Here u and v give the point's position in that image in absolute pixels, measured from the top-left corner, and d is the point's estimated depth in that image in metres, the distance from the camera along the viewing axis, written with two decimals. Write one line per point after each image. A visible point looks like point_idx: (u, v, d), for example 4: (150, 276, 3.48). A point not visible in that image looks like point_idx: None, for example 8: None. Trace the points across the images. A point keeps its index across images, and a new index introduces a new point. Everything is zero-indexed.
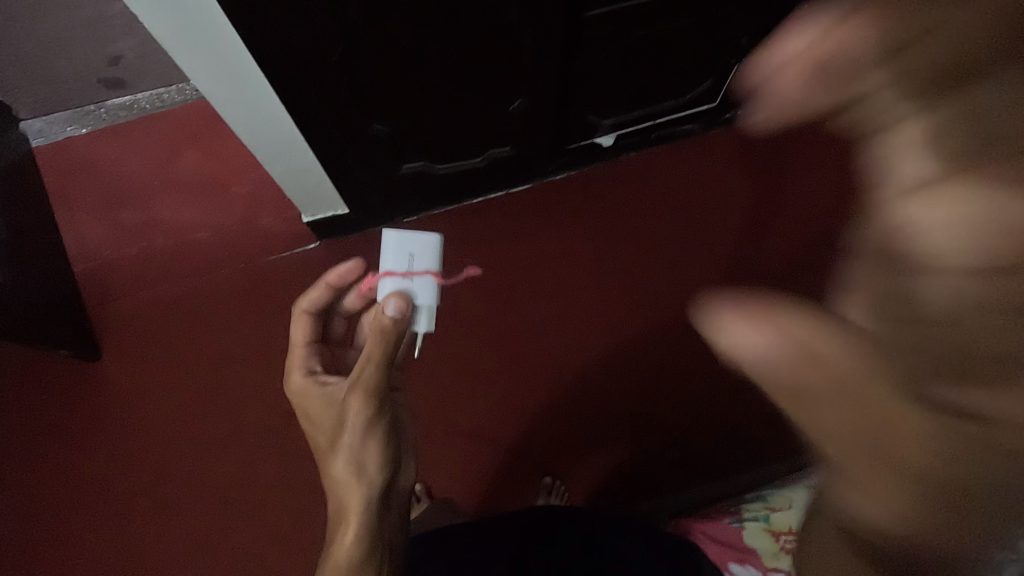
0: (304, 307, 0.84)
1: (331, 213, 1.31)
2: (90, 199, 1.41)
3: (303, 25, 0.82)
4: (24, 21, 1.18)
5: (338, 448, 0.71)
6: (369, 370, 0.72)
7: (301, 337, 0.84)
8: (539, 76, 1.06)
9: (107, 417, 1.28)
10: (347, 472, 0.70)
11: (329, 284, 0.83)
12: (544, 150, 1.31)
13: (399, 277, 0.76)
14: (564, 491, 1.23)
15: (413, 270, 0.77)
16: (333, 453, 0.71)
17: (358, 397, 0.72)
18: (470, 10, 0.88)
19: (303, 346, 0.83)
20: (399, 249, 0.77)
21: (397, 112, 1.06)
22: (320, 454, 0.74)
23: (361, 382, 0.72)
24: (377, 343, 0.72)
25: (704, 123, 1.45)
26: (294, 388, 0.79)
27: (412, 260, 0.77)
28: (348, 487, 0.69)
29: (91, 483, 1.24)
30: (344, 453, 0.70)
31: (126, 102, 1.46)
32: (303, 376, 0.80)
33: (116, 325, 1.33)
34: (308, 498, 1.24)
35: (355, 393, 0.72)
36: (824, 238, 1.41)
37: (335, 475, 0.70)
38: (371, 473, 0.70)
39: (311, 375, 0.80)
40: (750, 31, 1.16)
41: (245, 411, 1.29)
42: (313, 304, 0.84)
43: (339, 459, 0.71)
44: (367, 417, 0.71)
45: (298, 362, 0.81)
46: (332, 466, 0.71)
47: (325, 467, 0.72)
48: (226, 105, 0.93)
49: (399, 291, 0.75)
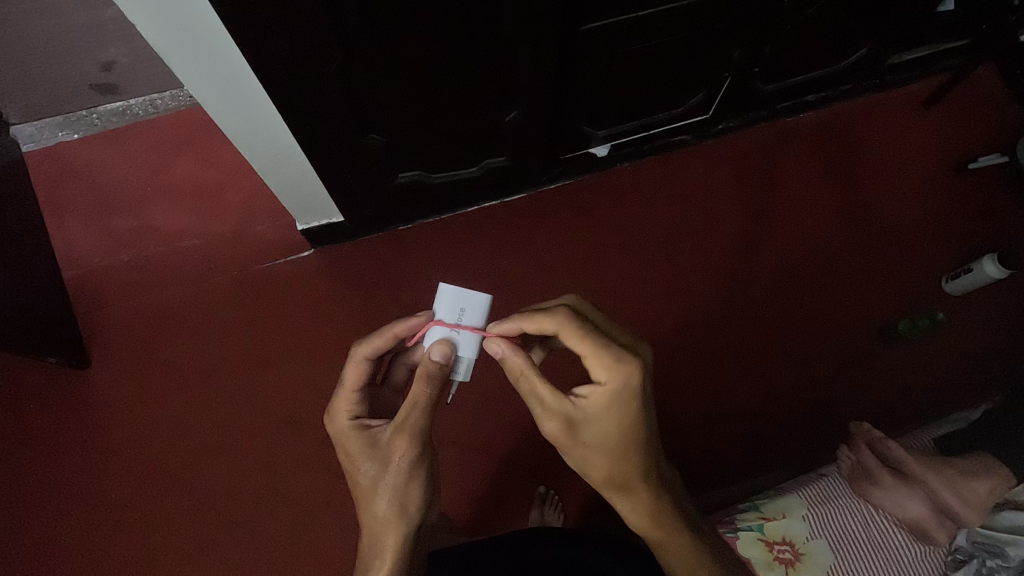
0: (367, 353, 0.72)
1: (325, 221, 1.31)
2: (81, 204, 1.40)
3: (301, 33, 0.82)
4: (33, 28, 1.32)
5: (380, 489, 0.71)
6: (414, 415, 0.70)
7: (355, 381, 0.73)
8: (534, 88, 1.07)
9: (96, 425, 1.26)
10: (390, 511, 0.71)
11: (397, 334, 0.72)
12: (539, 160, 1.32)
13: (448, 327, 0.73)
14: (558, 501, 1.23)
15: (461, 324, 0.73)
16: (374, 495, 0.71)
17: (403, 441, 0.71)
18: (466, 23, 0.89)
19: (354, 391, 0.74)
20: (450, 302, 0.73)
21: (394, 123, 1.07)
22: (358, 493, 0.73)
23: (406, 426, 0.70)
24: (422, 390, 0.69)
25: (696, 133, 1.47)
26: (336, 431, 0.73)
27: (462, 315, 0.73)
28: (388, 526, 0.71)
29: (78, 493, 1.22)
30: (386, 493, 0.71)
31: (119, 108, 1.45)
32: (349, 420, 0.73)
33: (106, 331, 1.31)
34: (301, 507, 1.23)
35: (401, 436, 0.71)
36: (815, 248, 1.43)
37: (377, 514, 0.71)
38: (410, 514, 0.72)
39: (357, 417, 0.74)
40: (743, 45, 1.18)
41: (237, 419, 1.28)
42: (377, 351, 0.72)
43: (382, 500, 0.71)
44: (413, 460, 0.71)
45: (344, 402, 0.74)
46: (374, 505, 0.71)
47: (364, 505, 0.72)
48: (223, 111, 0.92)
49: (446, 342, 0.71)
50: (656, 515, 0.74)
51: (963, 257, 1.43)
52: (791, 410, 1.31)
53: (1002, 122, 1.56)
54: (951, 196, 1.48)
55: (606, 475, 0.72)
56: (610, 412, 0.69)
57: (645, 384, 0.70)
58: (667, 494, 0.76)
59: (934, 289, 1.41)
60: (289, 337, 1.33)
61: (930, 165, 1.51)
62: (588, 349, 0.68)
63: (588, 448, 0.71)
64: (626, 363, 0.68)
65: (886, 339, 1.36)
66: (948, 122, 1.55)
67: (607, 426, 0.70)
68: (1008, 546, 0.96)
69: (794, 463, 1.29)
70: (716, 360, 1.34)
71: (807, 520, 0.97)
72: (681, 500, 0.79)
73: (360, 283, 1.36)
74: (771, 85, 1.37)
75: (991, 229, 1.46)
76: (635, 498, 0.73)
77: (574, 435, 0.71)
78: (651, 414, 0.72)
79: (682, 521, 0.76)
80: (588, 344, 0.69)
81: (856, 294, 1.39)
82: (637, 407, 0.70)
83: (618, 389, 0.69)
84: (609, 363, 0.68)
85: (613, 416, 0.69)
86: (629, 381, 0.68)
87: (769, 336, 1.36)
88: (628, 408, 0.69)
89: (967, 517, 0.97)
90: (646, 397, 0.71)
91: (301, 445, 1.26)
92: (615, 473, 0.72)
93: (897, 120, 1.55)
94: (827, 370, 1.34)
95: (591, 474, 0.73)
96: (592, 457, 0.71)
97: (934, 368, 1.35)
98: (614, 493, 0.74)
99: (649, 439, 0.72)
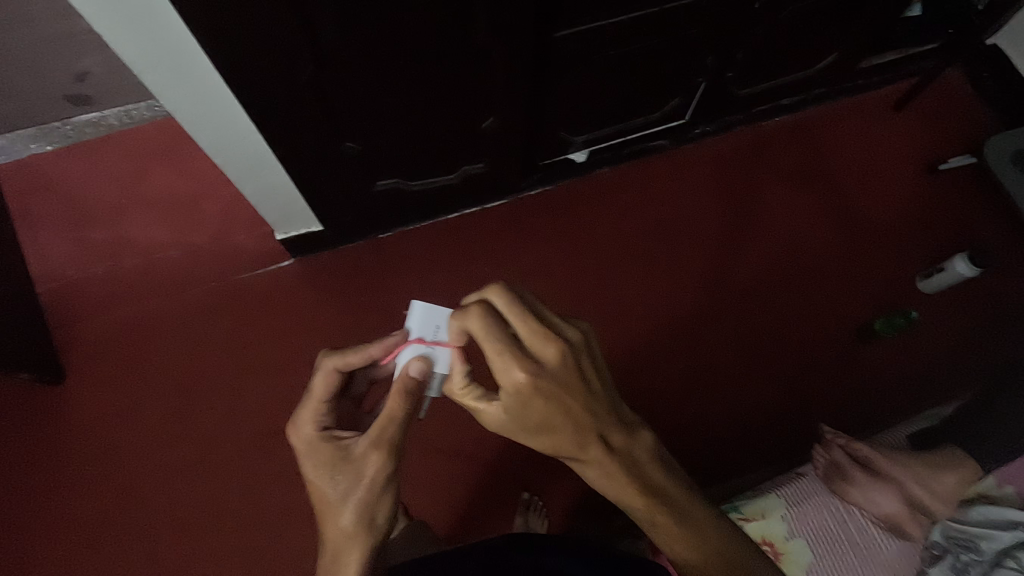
0: (336, 364, 0.72)
1: (304, 230, 1.31)
2: (56, 217, 1.38)
3: (272, 44, 0.82)
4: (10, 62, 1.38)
5: (349, 504, 0.69)
6: (390, 429, 0.70)
7: (324, 392, 0.73)
8: (510, 97, 1.08)
9: (72, 443, 1.24)
10: (358, 524, 0.69)
11: (374, 354, 0.72)
12: (517, 167, 1.33)
13: (424, 344, 0.73)
14: (542, 507, 1.22)
15: (438, 340, 0.73)
16: (341, 509, 0.69)
17: (379, 454, 0.70)
18: (439, 32, 0.90)
19: (322, 402, 0.73)
20: (425, 318, 0.74)
21: (369, 130, 1.07)
22: (321, 507, 0.71)
23: (382, 440, 0.70)
24: (399, 405, 0.70)
25: (673, 138, 1.49)
26: (305, 443, 0.72)
27: (438, 332, 0.74)
28: (355, 540, 0.69)
29: (54, 512, 1.20)
30: (354, 507, 0.69)
31: (93, 119, 1.45)
32: (317, 430, 0.73)
33: (82, 346, 1.29)
34: (282, 520, 1.22)
35: (375, 450, 0.70)
36: (792, 248, 1.45)
37: (343, 528, 0.69)
38: (377, 527, 0.71)
39: (325, 429, 0.73)
40: (715, 52, 1.20)
41: (217, 432, 1.26)
42: (347, 364, 0.72)
43: (350, 515, 0.69)
44: (386, 474, 0.71)
45: (311, 412, 0.73)
46: (340, 520, 0.69)
47: (328, 519, 0.70)
48: (194, 121, 0.92)
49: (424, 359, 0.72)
50: (607, 484, 0.67)
51: (937, 257, 1.46)
52: (771, 410, 1.32)
53: (970, 123, 1.60)
54: (923, 197, 1.51)
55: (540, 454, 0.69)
56: (519, 414, 0.64)
57: (546, 387, 0.62)
58: (623, 466, 0.67)
59: (908, 288, 1.43)
60: (269, 347, 1.32)
61: (903, 167, 1.54)
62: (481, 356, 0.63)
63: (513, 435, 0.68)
64: (513, 370, 0.61)
65: (863, 338, 1.38)
66: (919, 125, 1.59)
67: (522, 426, 0.65)
68: (982, 538, 0.95)
69: (776, 464, 1.30)
70: (697, 362, 1.35)
71: (787, 520, 0.98)
72: (649, 469, 0.69)
73: (341, 290, 1.36)
74: (745, 90, 1.39)
75: (962, 229, 1.49)
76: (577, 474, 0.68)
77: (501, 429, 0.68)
78: (568, 415, 0.63)
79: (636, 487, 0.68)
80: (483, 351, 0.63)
81: (833, 294, 1.41)
82: (545, 408, 0.62)
83: (514, 395, 0.63)
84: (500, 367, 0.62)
85: (523, 419, 0.64)
86: (523, 387, 0.62)
87: (749, 338, 1.37)
88: (539, 409, 0.63)
89: (937, 509, 0.99)
90: (559, 401, 0.62)
91: (282, 458, 1.25)
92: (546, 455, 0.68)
93: (869, 123, 1.58)
94: (806, 369, 1.36)
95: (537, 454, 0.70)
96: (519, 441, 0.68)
97: (911, 367, 1.37)
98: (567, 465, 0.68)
99: (575, 433, 0.64)
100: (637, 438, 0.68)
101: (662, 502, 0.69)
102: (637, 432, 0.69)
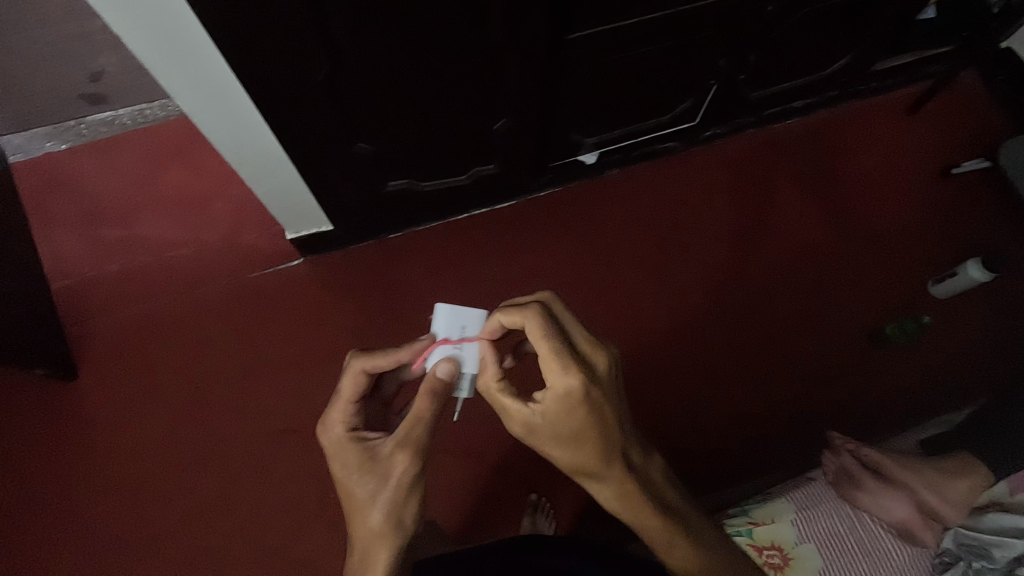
0: (364, 366, 0.73)
1: (315, 230, 1.32)
2: (70, 215, 1.39)
3: (288, 45, 0.83)
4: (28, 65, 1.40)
5: (377, 503, 0.70)
6: (417, 429, 0.72)
7: (352, 394, 0.73)
8: (522, 98, 1.09)
9: (84, 439, 1.25)
10: (386, 524, 0.71)
11: (403, 358, 0.73)
12: (528, 169, 1.33)
13: (451, 345, 0.75)
14: (550, 509, 1.22)
15: (465, 340, 0.75)
16: (369, 508, 0.70)
17: (406, 454, 0.71)
18: (453, 33, 0.91)
19: (351, 403, 0.74)
20: (450, 320, 0.76)
21: (382, 131, 1.07)
22: (349, 506, 0.72)
23: (409, 440, 0.72)
24: (427, 404, 0.72)
25: (684, 141, 1.49)
26: (334, 443, 0.73)
27: (463, 332, 0.76)
28: (383, 539, 0.71)
29: (66, 508, 1.21)
30: (383, 506, 0.71)
31: (107, 118, 1.47)
32: (345, 431, 0.73)
33: (94, 344, 1.31)
34: (291, 517, 1.22)
35: (403, 450, 0.71)
36: (803, 251, 1.44)
37: (371, 528, 0.71)
38: (405, 527, 0.72)
39: (353, 429, 0.74)
40: (728, 54, 1.20)
41: (227, 430, 1.27)
42: (375, 365, 0.73)
43: (378, 514, 0.70)
44: (414, 475, 0.72)
45: (340, 413, 0.74)
46: (369, 518, 0.71)
47: (357, 517, 0.71)
48: (208, 122, 0.92)
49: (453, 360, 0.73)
50: (630, 499, 0.72)
51: (950, 261, 1.45)
52: (781, 414, 1.32)
53: (984, 127, 1.58)
54: (936, 200, 1.50)
55: (567, 464, 0.71)
56: (561, 418, 0.67)
57: (596, 393, 0.67)
58: (642, 484, 0.73)
59: (921, 292, 1.42)
60: (280, 345, 1.33)
61: (916, 171, 1.53)
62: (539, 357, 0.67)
63: (547, 444, 0.70)
64: (572, 373, 0.65)
65: (875, 342, 1.37)
66: (932, 129, 1.58)
67: (560, 430, 0.68)
68: (994, 547, 0.94)
69: (785, 469, 1.29)
70: (707, 365, 1.34)
71: (795, 524, 0.98)
72: (661, 489, 0.76)
73: (351, 290, 1.37)
74: (757, 92, 1.38)
75: (976, 233, 1.48)
76: (601, 487, 0.72)
77: (530, 435, 0.70)
78: (608, 423, 0.68)
79: (656, 505, 0.73)
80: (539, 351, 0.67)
81: (845, 298, 1.41)
82: (591, 413, 0.67)
83: (565, 399, 0.66)
84: (559, 369, 0.66)
85: (563, 424, 0.67)
86: (575, 392, 0.65)
87: (759, 342, 1.37)
88: (584, 415, 0.67)
89: (947, 514, 0.98)
90: (603, 409, 0.67)
91: (291, 456, 1.26)
92: (575, 465, 0.70)
93: (881, 126, 1.57)
94: (816, 373, 1.35)
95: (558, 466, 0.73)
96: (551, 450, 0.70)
97: (923, 372, 1.36)
98: (588, 478, 0.72)
99: (611, 442, 0.69)
100: (649, 459, 0.76)
101: (677, 520, 0.74)
102: (649, 453, 0.77)
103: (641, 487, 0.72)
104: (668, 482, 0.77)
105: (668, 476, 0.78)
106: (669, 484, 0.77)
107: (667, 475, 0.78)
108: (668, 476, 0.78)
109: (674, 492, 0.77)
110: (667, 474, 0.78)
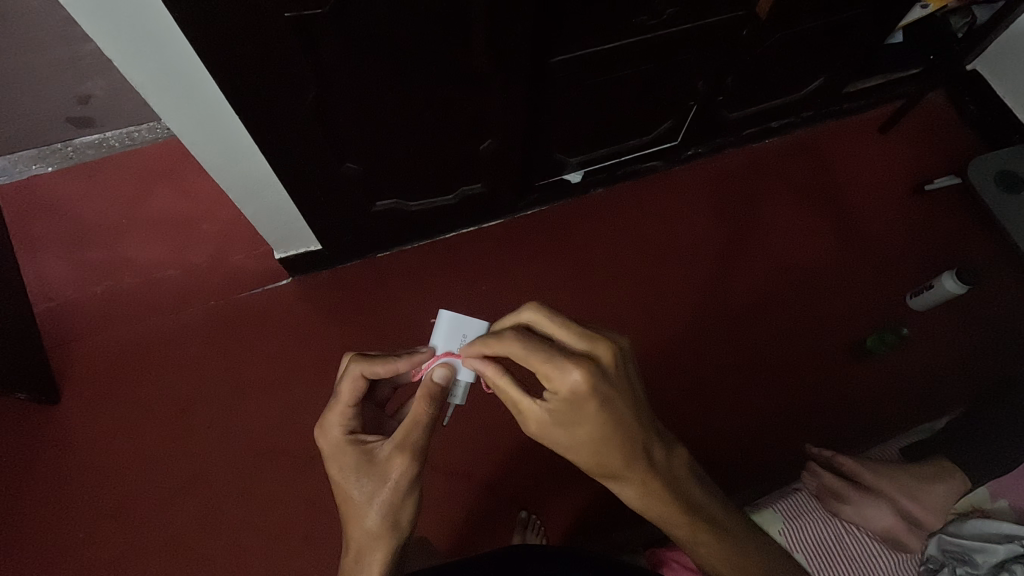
0: (362, 370, 0.71)
1: (303, 250, 1.32)
2: (56, 237, 1.39)
3: (279, 67, 0.85)
4: (19, 93, 1.47)
5: (375, 505, 0.70)
6: (414, 432, 0.70)
7: (350, 398, 0.72)
8: (508, 118, 1.12)
9: (64, 464, 1.23)
10: (382, 525, 0.70)
11: (401, 369, 0.73)
12: (513, 188, 1.36)
13: (455, 356, 0.76)
14: (540, 526, 1.21)
15: None
16: (367, 509, 0.70)
17: (403, 458, 0.70)
18: (440, 56, 0.93)
19: (349, 406, 0.73)
20: (451, 330, 0.76)
21: (371, 151, 1.09)
22: (346, 507, 0.72)
23: (407, 444, 0.70)
24: (424, 409, 0.70)
25: (666, 160, 1.53)
26: (333, 446, 0.73)
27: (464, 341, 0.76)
28: (380, 539, 0.70)
29: (43, 535, 1.18)
30: (381, 508, 0.70)
31: (95, 141, 1.48)
32: (344, 434, 0.73)
33: (77, 367, 1.29)
34: (278, 541, 1.20)
35: (400, 455, 0.70)
36: (784, 264, 1.48)
37: (368, 528, 0.70)
38: (401, 528, 0.72)
39: (351, 432, 0.73)
40: (706, 76, 1.24)
41: (211, 452, 1.26)
42: (374, 370, 0.72)
43: (375, 515, 0.70)
44: (411, 478, 0.71)
45: (338, 416, 0.73)
46: (365, 519, 0.70)
47: (354, 518, 0.71)
48: (199, 144, 0.94)
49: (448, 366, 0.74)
50: (653, 495, 0.71)
51: (926, 274, 1.49)
52: (767, 425, 1.33)
53: (953, 144, 1.65)
54: (912, 214, 1.55)
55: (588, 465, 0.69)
56: (573, 414, 0.66)
57: (600, 389, 0.65)
58: (666, 476, 0.72)
59: (900, 305, 1.45)
60: (266, 366, 1.32)
61: (892, 186, 1.58)
62: (535, 363, 0.65)
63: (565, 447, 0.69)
64: (571, 372, 0.64)
65: (855, 354, 1.40)
66: (904, 146, 1.63)
67: (574, 429, 0.67)
68: (977, 552, 0.91)
69: (772, 480, 1.29)
70: (691, 377, 1.36)
71: (783, 535, 0.99)
72: (685, 481, 0.74)
73: (339, 309, 1.37)
74: (735, 113, 1.43)
75: (949, 246, 1.52)
76: (627, 486, 0.71)
77: (548, 438, 0.69)
78: (624, 413, 0.67)
79: (682, 500, 0.73)
80: (534, 360, 0.65)
81: (827, 310, 1.44)
82: (604, 409, 0.65)
83: (570, 398, 0.65)
84: (554, 370, 0.64)
85: (576, 421, 0.66)
86: (578, 391, 0.64)
87: (743, 354, 1.39)
88: (591, 414, 0.65)
89: (928, 521, 1.00)
90: (614, 402, 0.66)
91: (278, 478, 1.24)
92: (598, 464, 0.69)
93: (856, 144, 1.63)
94: (800, 384, 1.37)
95: (580, 465, 0.71)
96: (573, 453, 0.69)
97: (905, 381, 1.38)
98: (614, 480, 0.71)
99: (629, 434, 0.68)
100: (671, 450, 0.74)
101: (699, 515, 0.74)
102: (672, 446, 0.75)
103: (661, 480, 0.71)
104: (692, 479, 0.76)
105: (694, 472, 0.76)
106: (693, 483, 0.75)
107: (694, 472, 0.76)
108: (693, 475, 0.76)
109: (699, 491, 0.76)
110: (694, 470, 0.76)
